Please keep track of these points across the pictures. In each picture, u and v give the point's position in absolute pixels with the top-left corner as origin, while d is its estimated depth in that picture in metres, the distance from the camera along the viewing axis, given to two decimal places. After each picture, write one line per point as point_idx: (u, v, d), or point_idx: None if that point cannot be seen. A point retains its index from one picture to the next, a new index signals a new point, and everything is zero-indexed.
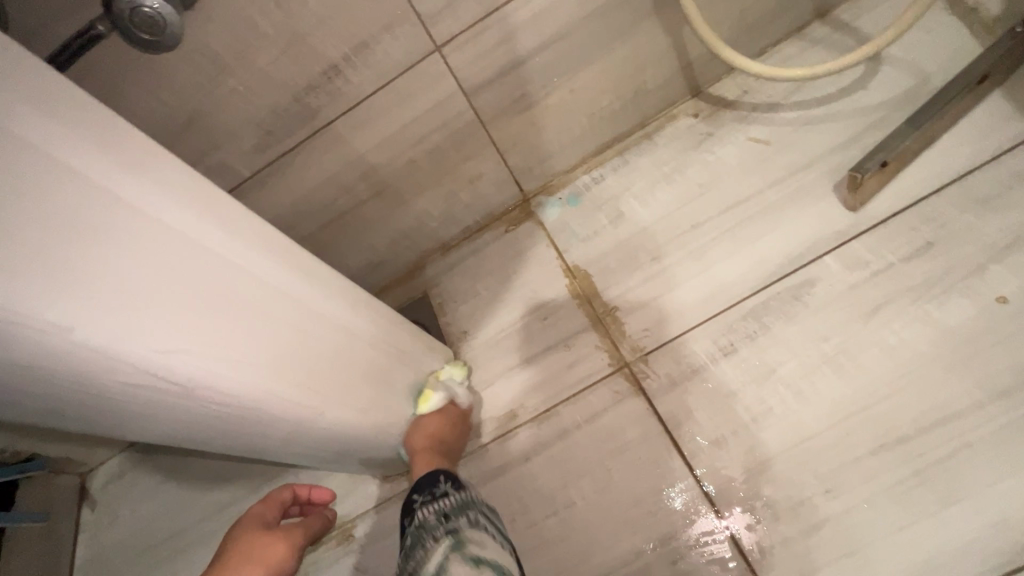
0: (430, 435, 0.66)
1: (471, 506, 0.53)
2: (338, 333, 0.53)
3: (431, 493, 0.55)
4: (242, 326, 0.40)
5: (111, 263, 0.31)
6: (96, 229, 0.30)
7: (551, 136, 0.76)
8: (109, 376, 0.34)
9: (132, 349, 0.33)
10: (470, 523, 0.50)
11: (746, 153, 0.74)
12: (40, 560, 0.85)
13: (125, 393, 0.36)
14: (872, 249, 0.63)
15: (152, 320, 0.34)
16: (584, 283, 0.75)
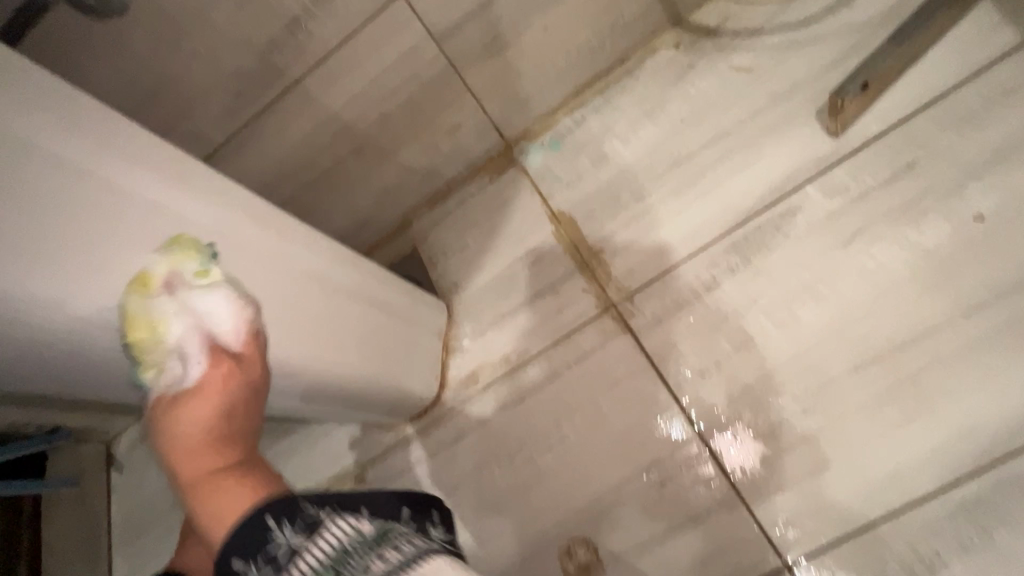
0: (236, 442, 0.46)
1: (350, 552, 0.32)
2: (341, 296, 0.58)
3: (267, 563, 0.33)
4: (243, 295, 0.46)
5: (89, 246, 0.36)
6: (105, 215, 0.37)
7: (529, 78, 0.74)
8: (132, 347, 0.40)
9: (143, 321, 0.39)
10: (357, 546, 0.33)
11: (728, 83, 0.72)
12: (78, 522, 0.91)
13: (149, 363, 0.42)
14: (852, 173, 0.63)
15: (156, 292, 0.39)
16: (569, 228, 0.76)
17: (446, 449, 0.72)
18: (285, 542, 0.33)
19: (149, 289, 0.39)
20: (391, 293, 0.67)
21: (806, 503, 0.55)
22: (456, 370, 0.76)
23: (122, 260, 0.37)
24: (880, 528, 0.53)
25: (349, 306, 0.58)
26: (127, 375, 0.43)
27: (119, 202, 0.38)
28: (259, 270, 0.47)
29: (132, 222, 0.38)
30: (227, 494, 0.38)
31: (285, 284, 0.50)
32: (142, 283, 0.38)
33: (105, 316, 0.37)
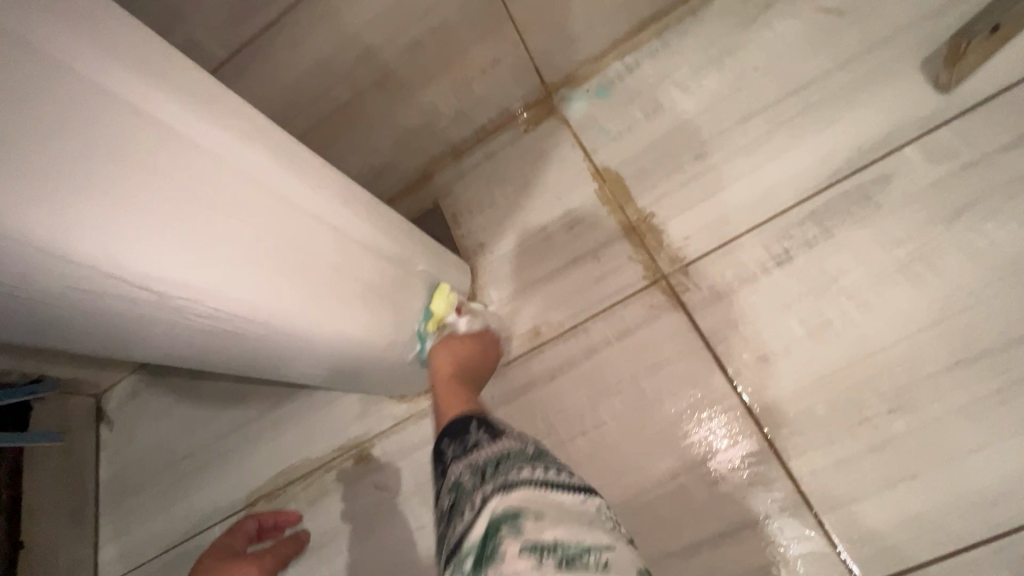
0: (458, 362, 0.60)
1: (507, 458, 0.43)
2: (363, 252, 0.50)
3: (461, 445, 0.47)
4: (256, 242, 0.38)
5: (64, 164, 0.27)
6: (90, 126, 0.28)
7: (580, 9, 0.64)
8: (112, 289, 0.32)
9: (130, 262, 0.31)
10: (507, 474, 0.41)
11: (814, 26, 0.62)
12: (63, 477, 0.86)
13: (129, 308, 0.34)
14: (963, 136, 0.53)
15: (149, 228, 0.31)
16: (616, 188, 0.66)
17: None
18: (477, 439, 0.47)
19: (140, 224, 0.31)
20: (411, 247, 0.58)
21: (887, 516, 0.48)
22: None
23: (15, 146, 0.25)
24: (977, 552, 0.45)
25: (369, 264, 0.51)
26: (40, 314, 0.32)
27: (27, 75, 0.26)
28: (238, 193, 0.36)
29: (38, 96, 0.26)
30: (454, 398, 0.56)
31: (274, 214, 0.39)
32: (130, 217, 0.30)
33: (48, 243, 0.28)
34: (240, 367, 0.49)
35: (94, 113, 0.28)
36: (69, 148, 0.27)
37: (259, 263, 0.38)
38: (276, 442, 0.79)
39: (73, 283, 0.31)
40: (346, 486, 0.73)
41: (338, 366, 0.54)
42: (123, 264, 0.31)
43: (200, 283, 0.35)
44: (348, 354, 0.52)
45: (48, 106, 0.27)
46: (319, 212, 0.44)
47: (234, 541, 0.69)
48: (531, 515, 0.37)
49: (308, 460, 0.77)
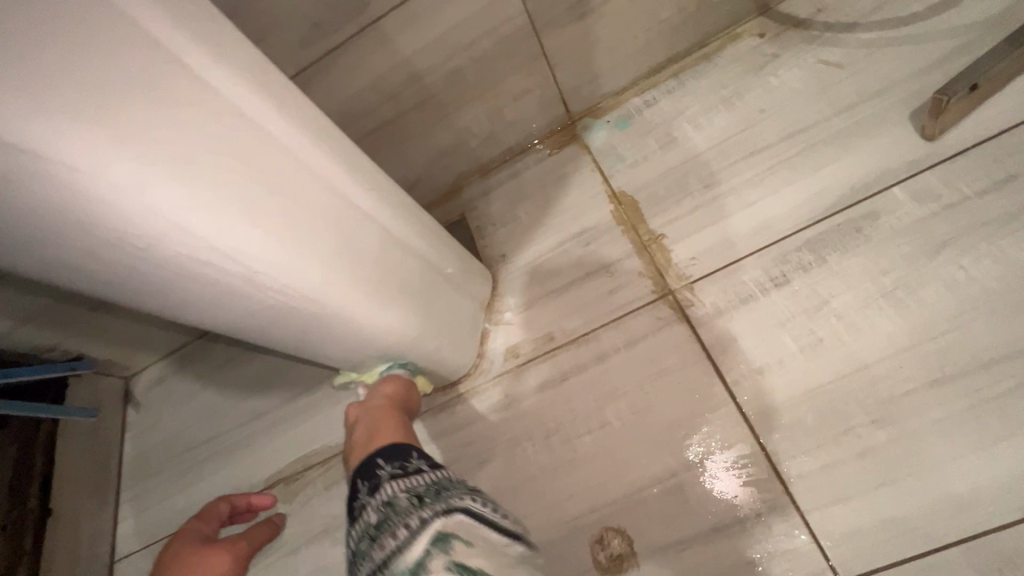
0: (408, 403, 0.62)
1: (448, 489, 0.45)
2: (388, 240, 0.54)
3: (400, 466, 0.48)
4: (291, 213, 0.42)
5: (140, 120, 0.31)
6: (165, 93, 0.32)
7: (606, 50, 0.72)
8: (161, 241, 0.36)
9: (180, 215, 0.35)
10: (449, 504, 0.43)
11: (814, 76, 0.69)
12: (92, 452, 0.90)
13: (174, 262, 0.38)
14: (945, 180, 0.59)
15: (199, 188, 0.35)
16: (630, 210, 0.73)
17: (477, 422, 0.70)
18: (418, 464, 0.48)
19: (194, 183, 0.35)
20: (440, 250, 0.63)
21: (867, 519, 0.52)
22: (496, 343, 0.73)
23: (102, 101, 0.30)
24: (949, 554, 0.49)
25: (396, 256, 0.55)
26: (87, 255, 0.36)
27: (122, 43, 0.30)
28: (278, 169, 0.40)
29: (127, 61, 0.31)
30: (396, 424, 0.56)
31: (308, 193, 0.43)
32: (187, 175, 0.34)
33: (114, 189, 0.32)
34: (258, 339, 0.52)
35: (170, 83, 0.33)
36: (145, 108, 0.32)
37: (292, 234, 0.42)
38: (297, 430, 0.84)
39: (118, 227, 0.34)
40: None
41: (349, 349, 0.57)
42: (175, 217, 0.35)
43: (229, 239, 0.38)
44: (372, 341, 0.56)
45: (134, 72, 0.31)
46: (350, 196, 0.48)
47: (207, 524, 0.71)
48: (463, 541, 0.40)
49: (326, 448, 0.81)
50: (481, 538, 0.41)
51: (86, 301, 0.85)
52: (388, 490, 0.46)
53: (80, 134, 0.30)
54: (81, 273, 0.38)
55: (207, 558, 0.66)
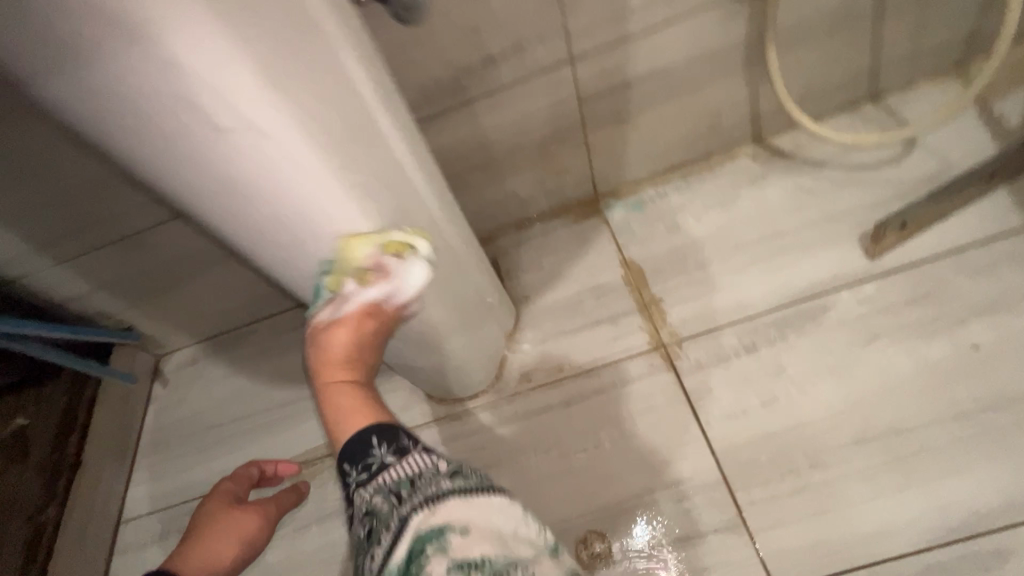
0: (336, 355, 0.56)
1: (420, 479, 0.47)
2: (450, 251, 0.63)
3: (365, 468, 0.50)
4: (388, 201, 0.52)
5: (316, 104, 0.42)
6: (336, 92, 0.43)
7: (635, 149, 0.92)
8: (293, 193, 0.45)
9: (315, 175, 0.44)
10: (427, 496, 0.45)
11: (790, 196, 0.90)
12: (120, 418, 0.98)
13: (293, 214, 0.47)
14: (880, 289, 0.78)
15: (337, 161, 0.45)
16: (636, 276, 0.90)
17: (489, 430, 0.82)
18: (381, 458, 0.49)
19: (333, 156, 0.45)
20: (487, 283, 0.77)
21: (800, 541, 0.65)
22: (512, 367, 0.87)
23: (298, 83, 0.40)
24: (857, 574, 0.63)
25: (455, 270, 0.66)
26: (237, 202, 0.46)
27: (323, 55, 0.41)
28: (390, 167, 0.51)
29: (322, 65, 0.41)
30: (350, 406, 0.54)
31: (405, 191, 0.54)
32: (331, 149, 0.44)
33: (280, 145, 0.41)
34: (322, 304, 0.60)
35: (342, 88, 0.44)
36: (322, 98, 0.42)
37: (384, 215, 0.52)
38: (319, 420, 0.94)
39: (269, 174, 0.43)
40: None
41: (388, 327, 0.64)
42: (311, 176, 0.44)
43: (334, 209, 0.47)
44: (414, 327, 0.64)
45: (323, 71, 0.42)
46: (431, 206, 0.59)
47: (236, 486, 0.81)
48: (454, 530, 0.42)
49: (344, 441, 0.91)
50: (485, 526, 0.43)
51: (149, 283, 0.93)
52: (383, 488, 0.48)
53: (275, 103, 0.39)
54: (214, 210, 0.47)
55: (238, 516, 0.75)
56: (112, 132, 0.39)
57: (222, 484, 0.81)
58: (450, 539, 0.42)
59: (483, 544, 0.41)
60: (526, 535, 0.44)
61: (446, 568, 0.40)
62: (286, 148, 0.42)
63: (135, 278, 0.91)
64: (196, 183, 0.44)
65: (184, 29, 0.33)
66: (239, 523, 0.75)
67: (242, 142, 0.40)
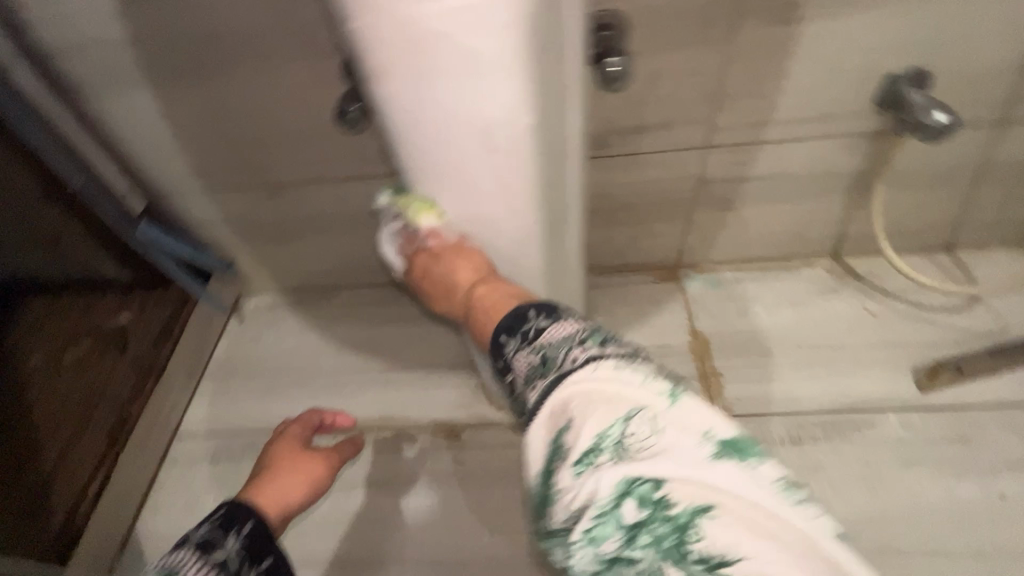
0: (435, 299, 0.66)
1: (565, 345, 0.46)
2: (574, 257, 0.72)
3: (521, 336, 0.49)
4: (559, 197, 0.60)
5: (551, 104, 0.51)
6: (563, 98, 0.52)
7: (727, 235, 1.02)
8: (505, 173, 0.53)
9: (529, 163, 0.53)
10: (568, 364, 0.45)
11: (855, 315, 0.99)
12: (197, 342, 1.03)
13: (495, 191, 0.55)
14: (924, 420, 0.85)
15: (546, 154, 0.54)
16: (701, 346, 0.98)
17: None
18: (534, 327, 0.49)
19: (546, 149, 0.53)
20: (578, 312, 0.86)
21: None
22: None
23: (549, 86, 0.49)
24: None
25: (568, 284, 0.74)
26: (456, 171, 0.53)
27: (566, 68, 0.51)
28: (570, 169, 0.60)
29: (564, 75, 0.51)
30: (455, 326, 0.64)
31: (570, 193, 0.62)
32: (546, 142, 0.53)
33: (518, 132, 0.50)
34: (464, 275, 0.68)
35: (568, 96, 0.53)
36: (556, 102, 0.51)
37: (553, 208, 0.60)
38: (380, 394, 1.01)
39: (497, 153, 0.51)
40: (427, 453, 0.91)
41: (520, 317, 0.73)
42: (526, 163, 0.53)
43: (532, 199, 0.57)
44: None
45: (563, 80, 0.51)
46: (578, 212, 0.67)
47: (300, 431, 0.64)
48: (586, 420, 0.40)
49: (402, 420, 0.96)
50: (592, 403, 0.41)
51: (268, 232, 1.00)
52: (520, 374, 0.48)
53: (531, 99, 0.48)
54: (436, 192, 0.56)
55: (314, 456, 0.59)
56: (398, 106, 0.48)
57: (284, 425, 0.66)
58: (566, 437, 0.41)
59: (590, 424, 0.40)
60: (633, 393, 0.41)
61: (569, 463, 0.40)
62: (520, 135, 0.50)
63: (258, 224, 0.98)
64: (441, 166, 0.53)
65: (504, 45, 0.43)
66: (302, 470, 0.56)
67: (500, 138, 0.50)
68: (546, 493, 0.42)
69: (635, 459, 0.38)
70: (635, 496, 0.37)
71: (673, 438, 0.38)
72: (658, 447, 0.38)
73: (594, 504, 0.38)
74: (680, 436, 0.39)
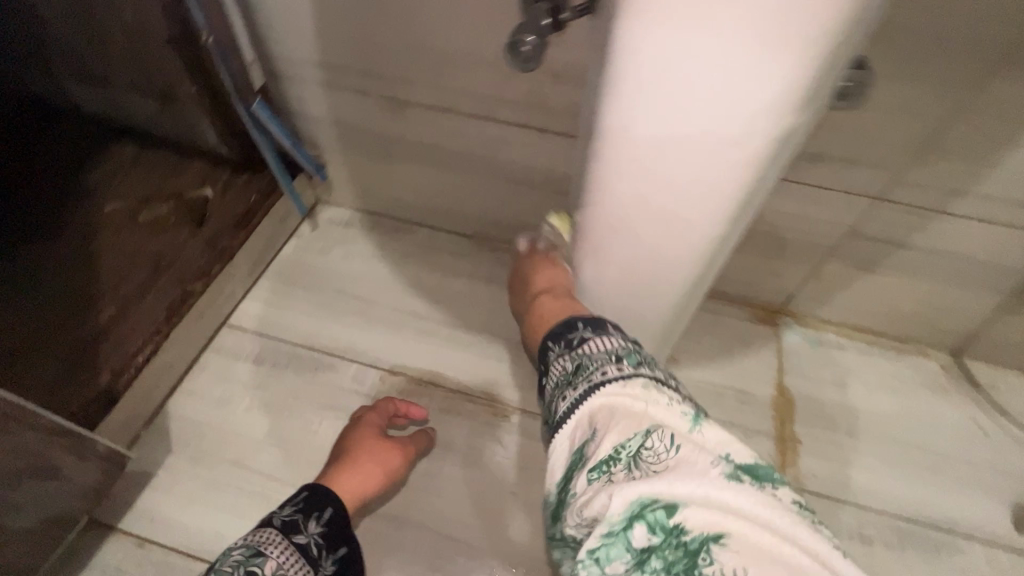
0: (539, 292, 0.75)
1: (603, 359, 0.54)
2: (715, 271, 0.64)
3: (566, 343, 0.60)
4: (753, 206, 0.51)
5: (818, 100, 0.41)
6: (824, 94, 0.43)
7: (851, 296, 0.92)
8: (730, 169, 0.44)
9: (761, 164, 0.43)
10: (599, 376, 0.52)
11: (961, 424, 0.89)
12: (269, 237, 0.97)
13: (703, 187, 0.46)
14: (1007, 562, 0.78)
15: (778, 157, 0.44)
16: (785, 404, 0.90)
17: None
18: (581, 335, 0.59)
19: (783, 151, 0.44)
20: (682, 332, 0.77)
21: None
22: None
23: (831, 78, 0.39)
24: None
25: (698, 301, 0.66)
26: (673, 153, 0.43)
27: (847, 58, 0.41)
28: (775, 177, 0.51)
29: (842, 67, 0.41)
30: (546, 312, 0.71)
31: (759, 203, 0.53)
32: (787, 145, 0.43)
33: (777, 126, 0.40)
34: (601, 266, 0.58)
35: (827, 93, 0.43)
36: (821, 98, 0.41)
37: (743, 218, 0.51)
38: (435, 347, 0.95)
39: (736, 145, 0.42)
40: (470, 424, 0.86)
41: (625, 325, 0.67)
42: (759, 164, 0.43)
43: (737, 206, 0.47)
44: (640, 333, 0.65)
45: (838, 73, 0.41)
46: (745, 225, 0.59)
47: (378, 420, 0.80)
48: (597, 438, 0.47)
49: (453, 381, 0.89)
50: (615, 416, 0.48)
51: (372, 146, 0.93)
52: (556, 377, 0.58)
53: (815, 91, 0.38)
54: (630, 170, 0.46)
55: (368, 463, 0.74)
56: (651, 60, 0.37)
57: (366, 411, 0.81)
58: (589, 447, 0.48)
59: (612, 436, 0.46)
60: (656, 415, 0.47)
61: (586, 471, 0.47)
62: (776, 131, 0.40)
63: (365, 134, 0.91)
64: (651, 144, 0.43)
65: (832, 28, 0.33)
66: (364, 472, 0.73)
67: (744, 134, 0.41)
68: (564, 501, 0.49)
69: (648, 480, 0.42)
70: (647, 520, 0.40)
71: (684, 457, 0.43)
72: (671, 464, 0.42)
73: (605, 521, 0.42)
74: (695, 455, 0.43)
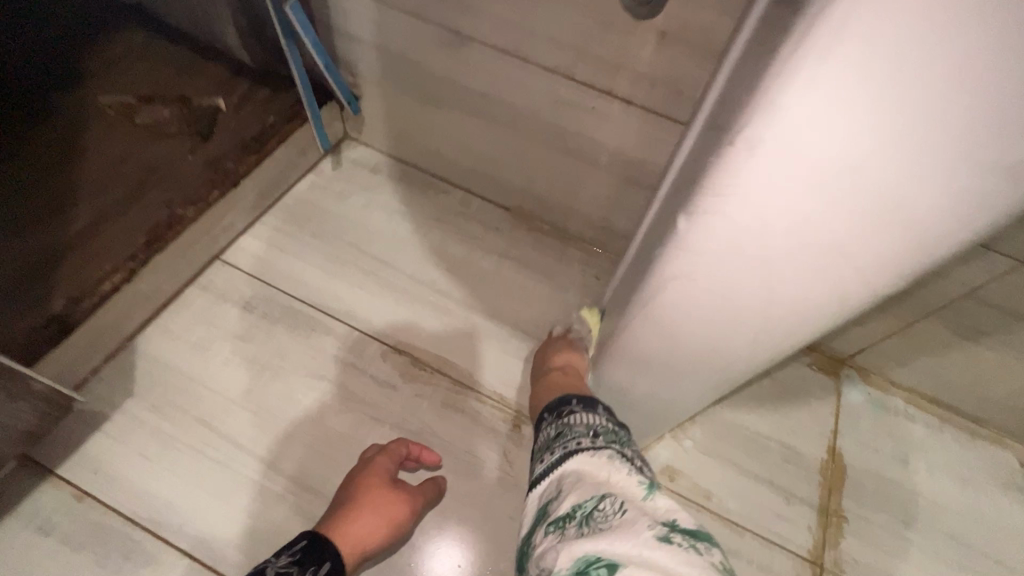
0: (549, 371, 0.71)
1: (583, 430, 0.52)
2: None
3: (557, 413, 0.58)
4: None
5: None
6: None
7: (936, 364, 0.79)
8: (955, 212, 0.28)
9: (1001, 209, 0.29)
10: (574, 445, 0.50)
11: None
12: (284, 169, 0.85)
13: (897, 231, 0.30)
14: None
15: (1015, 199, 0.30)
16: (835, 472, 0.77)
17: None
18: (571, 408, 0.57)
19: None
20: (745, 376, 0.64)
21: None
22: (660, 451, 0.76)
23: None
24: None
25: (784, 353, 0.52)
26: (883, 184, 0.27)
27: None
28: None
29: None
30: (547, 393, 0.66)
31: None
32: None
33: None
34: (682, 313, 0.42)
35: None
36: None
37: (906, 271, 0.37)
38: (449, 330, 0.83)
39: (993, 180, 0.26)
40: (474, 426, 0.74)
41: (686, 377, 0.52)
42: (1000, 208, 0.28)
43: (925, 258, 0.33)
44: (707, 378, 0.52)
45: None
46: None
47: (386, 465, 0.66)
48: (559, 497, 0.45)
49: (461, 373, 0.77)
50: (581, 480, 0.45)
51: (418, 85, 0.79)
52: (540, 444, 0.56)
53: None
54: (796, 204, 0.30)
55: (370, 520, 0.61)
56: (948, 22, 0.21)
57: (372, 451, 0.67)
58: (552, 506, 0.45)
59: (572, 497, 0.43)
60: (617, 483, 0.44)
61: (544, 527, 0.44)
62: None
63: (412, 68, 0.77)
64: (871, 132, 0.25)
65: None
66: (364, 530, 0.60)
67: (1008, 174, 0.26)
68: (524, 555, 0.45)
69: (593, 538, 0.38)
70: None
71: (629, 518, 0.39)
72: (617, 523, 0.39)
73: None
74: (638, 518, 0.39)
